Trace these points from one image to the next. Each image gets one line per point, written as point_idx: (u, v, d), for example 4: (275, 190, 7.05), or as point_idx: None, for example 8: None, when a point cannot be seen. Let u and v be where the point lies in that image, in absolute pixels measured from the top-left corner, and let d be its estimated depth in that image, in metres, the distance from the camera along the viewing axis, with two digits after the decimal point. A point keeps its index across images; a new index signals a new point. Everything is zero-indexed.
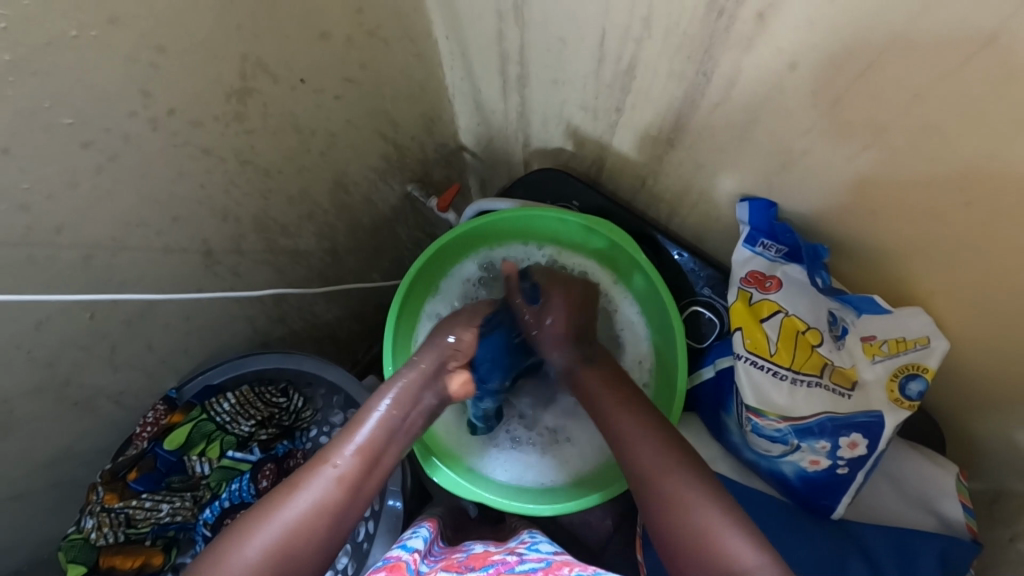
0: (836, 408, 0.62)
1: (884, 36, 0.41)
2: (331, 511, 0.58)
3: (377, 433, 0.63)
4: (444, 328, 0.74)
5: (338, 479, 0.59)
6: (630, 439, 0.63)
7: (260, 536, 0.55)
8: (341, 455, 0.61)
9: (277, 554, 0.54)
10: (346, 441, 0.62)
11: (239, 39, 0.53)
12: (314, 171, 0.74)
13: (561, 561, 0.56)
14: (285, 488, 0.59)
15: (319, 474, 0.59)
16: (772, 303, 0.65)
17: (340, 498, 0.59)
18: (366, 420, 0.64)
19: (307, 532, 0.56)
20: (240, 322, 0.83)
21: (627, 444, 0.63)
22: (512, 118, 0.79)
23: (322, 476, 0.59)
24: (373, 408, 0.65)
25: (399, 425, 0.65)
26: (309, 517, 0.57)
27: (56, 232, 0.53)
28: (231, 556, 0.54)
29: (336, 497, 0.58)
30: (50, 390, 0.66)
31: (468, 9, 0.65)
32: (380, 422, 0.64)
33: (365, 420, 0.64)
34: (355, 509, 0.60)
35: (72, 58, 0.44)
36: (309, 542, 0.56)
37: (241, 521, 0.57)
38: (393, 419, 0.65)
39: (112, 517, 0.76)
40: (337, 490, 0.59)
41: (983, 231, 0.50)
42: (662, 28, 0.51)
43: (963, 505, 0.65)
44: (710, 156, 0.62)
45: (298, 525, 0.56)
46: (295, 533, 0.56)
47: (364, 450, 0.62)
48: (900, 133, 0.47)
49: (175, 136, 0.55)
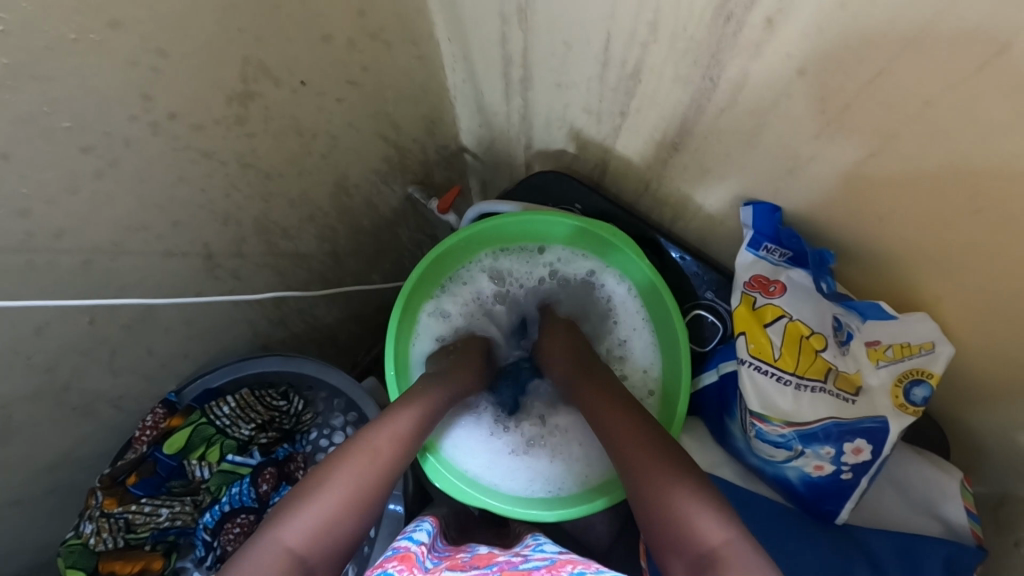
0: (841, 414, 0.62)
1: (895, 42, 0.41)
2: (394, 469, 0.62)
3: (425, 405, 0.68)
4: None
5: (399, 442, 0.64)
6: (638, 456, 0.60)
7: (339, 486, 0.58)
8: (399, 419, 0.65)
9: (355, 504, 0.58)
10: (402, 409, 0.66)
11: (241, 42, 0.53)
12: (315, 174, 0.74)
13: (564, 560, 0.55)
14: (353, 446, 0.62)
15: (385, 433, 0.63)
16: (776, 308, 0.65)
17: (401, 458, 0.63)
18: (416, 395, 0.68)
19: (378, 484, 0.60)
20: (240, 325, 0.82)
21: (635, 459, 0.60)
22: (514, 120, 0.79)
23: (388, 433, 0.63)
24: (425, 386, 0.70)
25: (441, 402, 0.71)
26: (378, 473, 0.60)
27: (56, 237, 0.53)
28: (312, 503, 0.56)
29: (399, 456, 0.63)
30: (49, 395, 0.66)
31: (471, 11, 0.64)
32: (429, 398, 0.69)
33: (422, 395, 0.69)
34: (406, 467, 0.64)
35: (72, 63, 0.43)
36: (378, 497, 0.60)
37: (312, 474, 0.59)
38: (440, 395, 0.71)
39: (111, 522, 0.74)
40: (399, 449, 0.63)
41: (992, 239, 0.49)
42: (669, 32, 0.51)
43: (967, 510, 0.65)
44: (715, 160, 0.62)
45: (371, 478, 0.60)
46: (369, 487, 0.59)
47: (420, 420, 0.67)
48: (910, 140, 0.47)
49: (176, 140, 0.55)
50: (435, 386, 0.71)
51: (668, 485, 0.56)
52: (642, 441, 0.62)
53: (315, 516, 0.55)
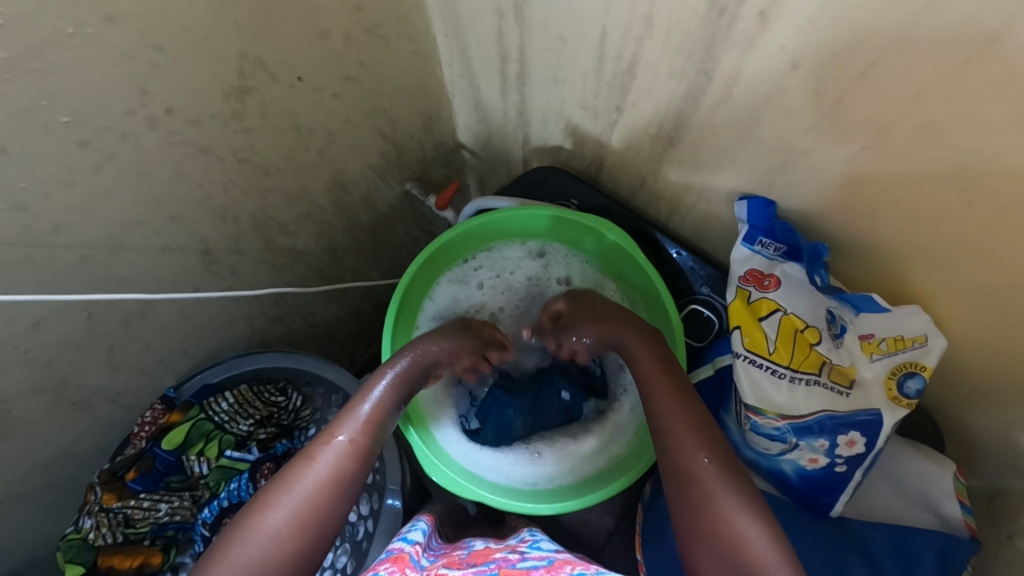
0: (834, 406, 0.63)
1: (885, 33, 0.41)
2: (345, 478, 0.61)
3: (376, 408, 0.67)
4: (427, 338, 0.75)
5: (347, 450, 0.63)
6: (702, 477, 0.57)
7: (281, 507, 0.57)
8: (345, 429, 0.64)
9: (303, 521, 0.57)
10: (347, 417, 0.65)
11: (238, 37, 0.53)
12: (313, 170, 0.74)
13: (562, 560, 0.55)
14: (295, 464, 0.61)
15: (330, 446, 0.62)
16: (771, 302, 0.66)
17: (351, 467, 0.62)
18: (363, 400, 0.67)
19: (324, 499, 0.59)
20: (238, 321, 0.83)
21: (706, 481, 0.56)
22: (511, 116, 0.79)
23: (331, 448, 0.62)
24: (379, 378, 0.70)
25: (397, 402, 0.70)
26: (326, 486, 0.60)
27: (53, 232, 0.53)
28: (253, 531, 0.56)
29: (349, 466, 0.62)
30: (48, 390, 0.66)
31: (467, 8, 0.64)
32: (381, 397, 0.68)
33: (366, 397, 0.67)
34: (362, 476, 0.64)
35: (69, 57, 0.44)
36: (330, 509, 0.59)
37: (256, 499, 0.59)
38: (390, 393, 0.69)
39: (111, 517, 0.75)
40: (349, 458, 0.62)
41: (985, 231, 0.50)
42: (665, 26, 0.51)
43: (960, 503, 0.66)
44: (709, 155, 0.62)
45: (315, 495, 0.59)
46: (314, 503, 0.59)
47: (366, 424, 0.65)
48: (904, 134, 0.47)
49: (172, 135, 0.55)
50: (385, 375, 0.70)
51: (730, 503, 0.55)
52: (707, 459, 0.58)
53: (257, 543, 0.55)
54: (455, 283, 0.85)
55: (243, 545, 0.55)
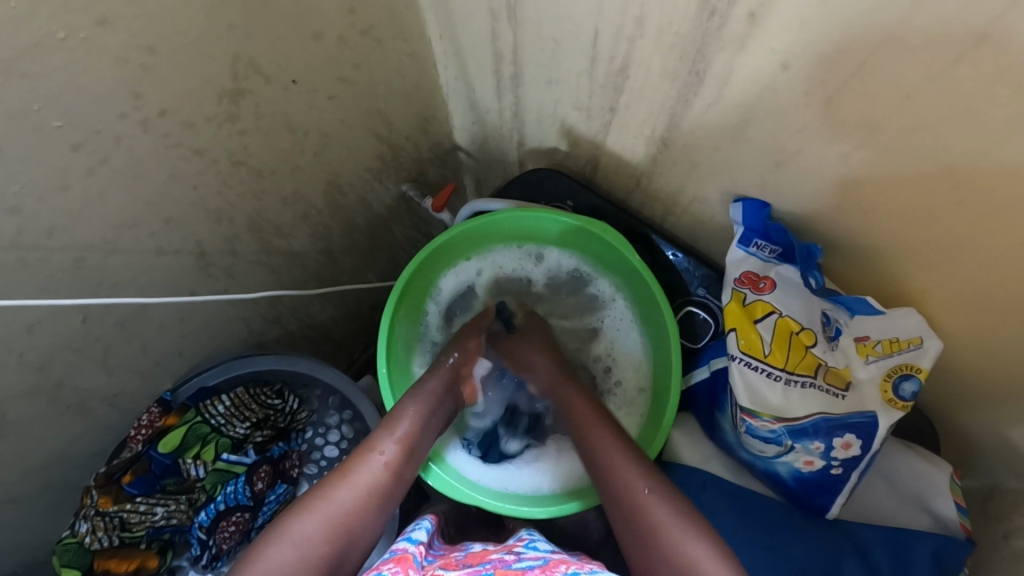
0: (830, 408, 0.62)
1: (876, 32, 0.41)
2: (381, 494, 0.62)
3: (415, 428, 0.67)
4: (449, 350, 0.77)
5: (385, 465, 0.63)
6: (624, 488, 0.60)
7: (318, 514, 0.58)
8: (386, 444, 0.64)
9: (336, 531, 0.58)
10: (388, 432, 0.66)
11: (230, 39, 0.53)
12: (308, 171, 0.74)
13: (557, 560, 0.55)
14: (335, 475, 0.62)
15: (369, 460, 0.63)
16: (766, 304, 0.66)
17: (388, 482, 0.63)
18: (402, 416, 0.67)
19: (361, 510, 0.60)
20: (234, 323, 0.83)
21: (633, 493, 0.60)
22: (506, 118, 0.79)
23: (371, 461, 0.63)
24: (411, 401, 0.69)
25: (432, 421, 0.70)
26: (361, 500, 0.60)
27: (46, 235, 0.53)
28: (288, 534, 0.56)
29: (386, 481, 0.62)
30: (43, 393, 0.66)
31: (461, 9, 0.64)
32: (417, 418, 0.68)
33: (405, 415, 0.68)
34: (397, 494, 0.64)
35: (61, 59, 0.44)
36: (364, 522, 0.60)
37: (293, 504, 0.60)
38: (425, 410, 0.69)
39: (106, 521, 0.75)
40: (386, 475, 0.63)
41: (979, 230, 0.50)
42: (656, 26, 0.51)
43: (956, 504, 0.65)
44: (703, 156, 0.62)
45: (352, 506, 0.59)
46: (350, 513, 0.59)
47: (405, 441, 0.66)
48: (895, 134, 0.47)
49: (166, 137, 0.55)
50: (415, 403, 0.69)
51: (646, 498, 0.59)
52: (633, 472, 0.62)
53: (292, 546, 0.56)
54: (454, 279, 0.85)
55: (279, 546, 0.56)
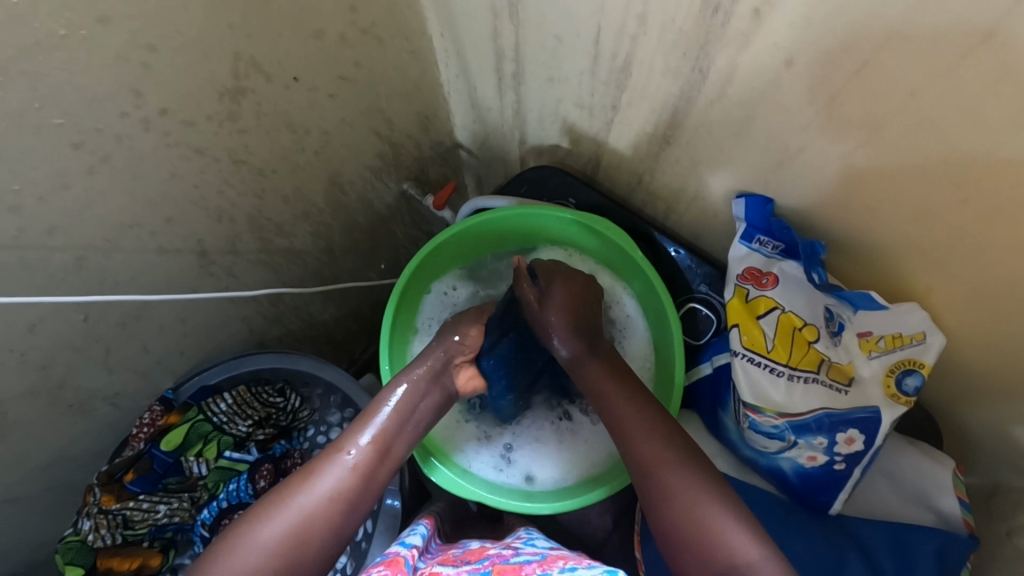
0: (833, 404, 0.63)
1: (883, 28, 0.41)
2: (347, 498, 0.60)
3: (389, 423, 0.66)
4: (449, 328, 0.76)
5: (353, 467, 0.61)
6: (671, 487, 0.58)
7: (277, 521, 0.57)
8: (354, 445, 0.63)
9: (294, 539, 0.56)
10: (358, 432, 0.64)
11: (232, 38, 0.53)
12: (309, 170, 0.74)
13: (555, 554, 0.55)
14: (298, 478, 0.60)
15: (335, 463, 0.61)
16: (769, 300, 0.66)
17: (354, 485, 0.61)
18: (377, 412, 0.66)
19: (321, 517, 0.58)
20: (236, 322, 0.82)
21: (660, 468, 0.59)
22: (508, 116, 0.79)
23: (336, 465, 0.61)
24: (385, 400, 0.67)
25: (409, 417, 0.68)
26: (324, 504, 0.59)
27: (47, 235, 0.53)
28: (246, 542, 0.56)
29: (352, 484, 0.60)
30: (44, 392, 0.66)
31: (462, 6, 0.64)
32: (392, 414, 0.66)
33: (378, 411, 0.66)
34: (369, 495, 0.62)
35: (61, 58, 0.43)
36: (326, 529, 0.58)
37: (254, 510, 0.59)
38: (406, 405, 0.68)
39: (109, 519, 0.75)
40: (353, 478, 0.61)
41: (983, 227, 0.50)
42: (659, 24, 0.51)
43: (959, 500, 0.65)
44: (705, 153, 0.62)
45: (312, 513, 0.58)
46: (310, 520, 0.57)
47: (377, 439, 0.64)
48: (900, 130, 0.47)
49: (167, 136, 0.55)
50: (387, 403, 0.67)
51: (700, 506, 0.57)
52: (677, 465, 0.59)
53: (248, 554, 0.55)
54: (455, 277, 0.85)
55: (235, 555, 0.55)
